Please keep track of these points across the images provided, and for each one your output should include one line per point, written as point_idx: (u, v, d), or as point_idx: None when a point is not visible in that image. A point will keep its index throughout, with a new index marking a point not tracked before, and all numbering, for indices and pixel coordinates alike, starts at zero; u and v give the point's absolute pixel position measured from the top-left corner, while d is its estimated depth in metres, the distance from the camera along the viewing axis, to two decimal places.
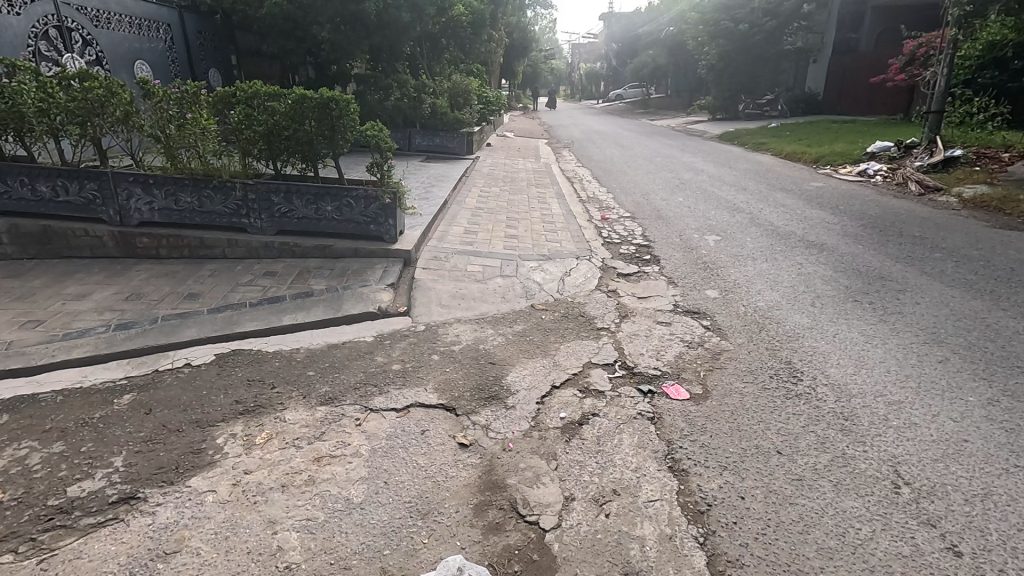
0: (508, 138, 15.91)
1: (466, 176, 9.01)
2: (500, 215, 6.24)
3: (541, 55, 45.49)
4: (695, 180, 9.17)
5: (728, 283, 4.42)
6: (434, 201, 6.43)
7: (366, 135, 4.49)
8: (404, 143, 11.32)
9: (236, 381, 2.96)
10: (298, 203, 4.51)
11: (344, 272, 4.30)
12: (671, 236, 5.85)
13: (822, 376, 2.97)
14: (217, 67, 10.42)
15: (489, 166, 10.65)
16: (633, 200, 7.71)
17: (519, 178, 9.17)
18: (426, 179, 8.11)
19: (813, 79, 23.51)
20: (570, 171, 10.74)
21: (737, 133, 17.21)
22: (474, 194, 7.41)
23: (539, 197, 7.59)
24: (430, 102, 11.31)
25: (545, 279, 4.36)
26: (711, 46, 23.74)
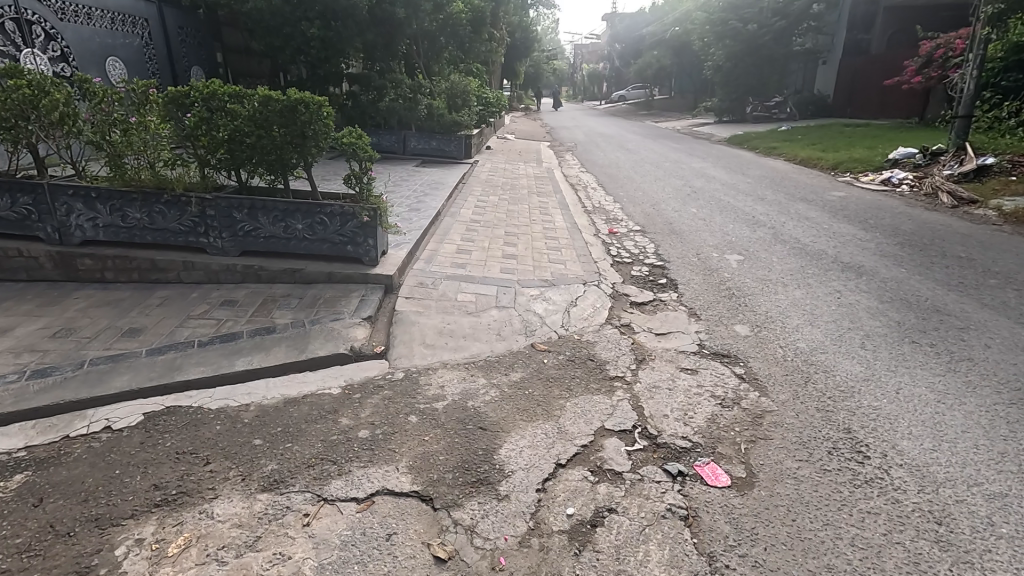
0: (509, 141, 15.30)
1: (463, 183, 8.43)
2: (498, 230, 5.65)
3: (543, 55, 44.92)
4: (709, 189, 8.57)
5: (759, 317, 3.82)
6: (426, 214, 5.84)
7: (342, 143, 3.88)
8: (399, 146, 10.73)
9: (160, 456, 2.36)
10: (263, 221, 3.92)
11: (315, 301, 3.71)
12: (688, 255, 5.25)
13: (895, 453, 2.38)
14: (201, 64, 9.84)
15: (489, 171, 10.06)
16: (643, 211, 7.11)
17: (520, 186, 8.58)
18: (419, 187, 7.53)
19: (822, 80, 22.91)
20: (574, 177, 10.15)
21: (747, 136, 16.60)
22: (471, 204, 6.83)
23: (541, 208, 7.00)
24: (427, 103, 10.72)
25: (548, 311, 3.77)
26: (718, 46, 23.13)
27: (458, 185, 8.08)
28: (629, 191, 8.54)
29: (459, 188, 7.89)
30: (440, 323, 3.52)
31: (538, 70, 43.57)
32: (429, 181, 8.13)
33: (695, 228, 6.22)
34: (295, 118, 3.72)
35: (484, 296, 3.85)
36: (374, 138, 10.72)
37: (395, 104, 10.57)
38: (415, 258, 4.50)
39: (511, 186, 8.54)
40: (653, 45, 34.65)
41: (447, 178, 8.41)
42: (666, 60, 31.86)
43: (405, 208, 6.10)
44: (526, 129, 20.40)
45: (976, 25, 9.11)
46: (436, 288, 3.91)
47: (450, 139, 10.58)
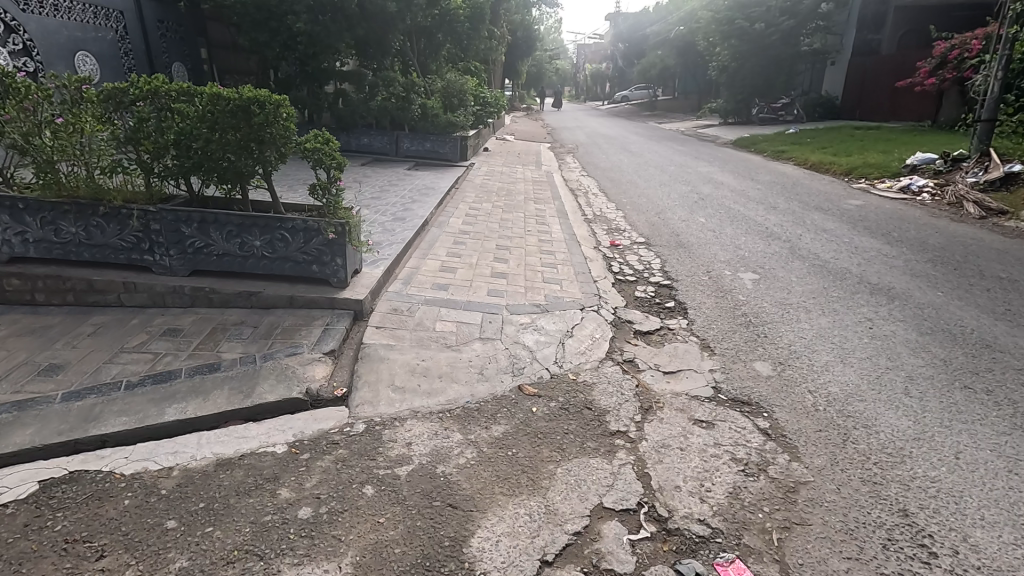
0: (509, 143, 14.82)
1: (456, 188, 7.96)
2: (489, 241, 5.17)
3: (546, 54, 44.48)
4: (717, 196, 8.08)
5: (780, 351, 3.34)
6: (409, 224, 5.35)
7: (305, 149, 3.41)
8: (391, 148, 10.25)
9: (43, 547, 1.88)
10: (216, 236, 3.45)
11: (271, 331, 3.23)
12: (698, 272, 4.77)
13: (968, 550, 1.89)
14: (182, 60, 9.38)
15: (485, 175, 9.58)
16: (648, 221, 6.62)
17: (517, 191, 8.11)
18: (409, 193, 7.05)
19: (830, 82, 22.39)
20: (574, 181, 9.68)
21: (754, 139, 16.10)
22: (463, 213, 6.35)
23: (537, 216, 6.53)
24: (420, 102, 10.24)
25: (539, 342, 3.30)
26: (723, 46, 22.64)
27: (451, 191, 7.61)
28: (633, 198, 8.04)
29: (451, 195, 7.42)
30: (413, 357, 3.04)
31: (540, 69, 43.11)
32: (419, 185, 7.64)
33: (704, 240, 5.74)
34: (248, 121, 3.23)
35: (467, 324, 3.37)
36: (365, 139, 10.25)
37: (387, 103, 10.07)
38: (392, 276, 4.02)
39: (508, 191, 8.07)
40: (658, 45, 34.16)
41: (439, 183, 7.93)
42: (670, 60, 31.38)
43: (388, 217, 5.61)
44: (526, 129, 19.96)
45: (1001, 23, 8.60)
46: (413, 314, 3.43)
47: (444, 141, 10.11)
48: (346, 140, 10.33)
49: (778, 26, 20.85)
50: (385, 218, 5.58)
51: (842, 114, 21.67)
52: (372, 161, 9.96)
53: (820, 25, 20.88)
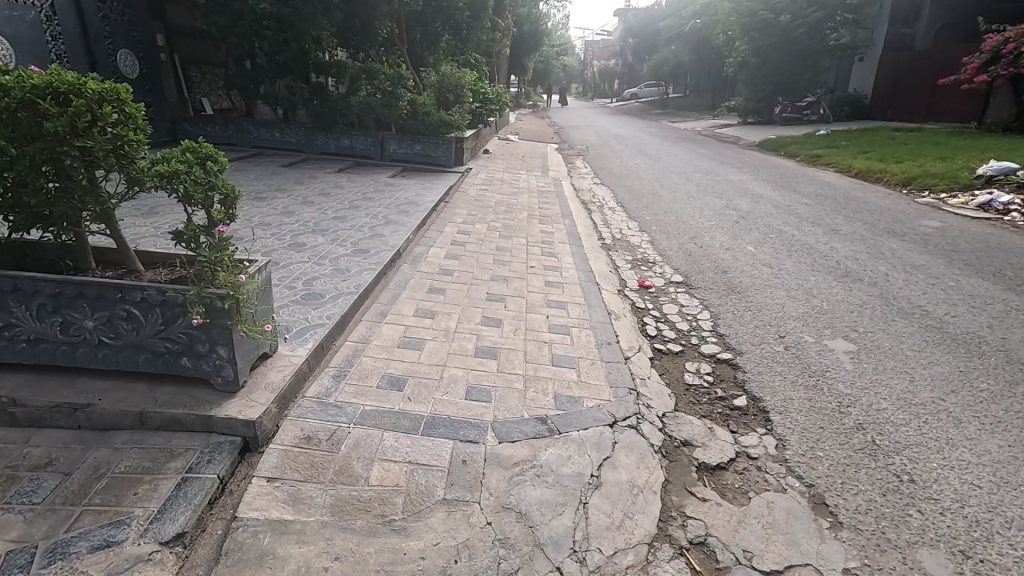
0: (513, 144, 13.49)
1: (447, 201, 6.64)
2: (478, 285, 3.83)
3: (554, 50, 43.09)
4: (761, 213, 6.72)
5: (949, 520, 1.99)
6: (367, 259, 4.01)
7: (163, 174, 2.07)
8: (375, 150, 8.92)
9: None
10: (20, 312, 2.11)
11: (88, 485, 1.88)
12: (767, 338, 3.42)
13: None
14: (130, 47, 8.09)
15: (482, 183, 8.26)
16: (682, 250, 5.27)
17: (519, 205, 6.79)
18: (384, 210, 5.72)
19: (858, 79, 20.92)
20: (587, 191, 8.35)
21: (781, 140, 14.72)
22: (450, 236, 5.02)
23: (544, 241, 5.20)
24: (410, 98, 8.92)
25: (546, 501, 1.95)
26: (743, 40, 21.19)
27: (440, 206, 6.28)
28: (659, 215, 6.70)
29: (439, 210, 6.09)
30: (319, 550, 1.69)
31: (548, 64, 41.76)
32: (401, 198, 6.32)
33: (760, 282, 4.40)
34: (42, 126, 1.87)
35: (425, 464, 2.04)
36: (346, 140, 8.93)
37: (370, 99, 8.73)
38: (325, 361, 2.68)
39: (509, 204, 6.75)
40: (671, 40, 32.72)
41: (426, 195, 6.58)
42: (684, 55, 29.94)
43: (342, 248, 4.27)
44: (532, 128, 18.61)
45: None
46: (335, 444, 2.09)
47: (436, 143, 8.77)
48: (324, 141, 9.00)
49: (804, 18, 19.39)
50: (337, 249, 4.23)
51: (872, 114, 20.19)
52: (352, 166, 8.64)
53: (849, 17, 19.43)
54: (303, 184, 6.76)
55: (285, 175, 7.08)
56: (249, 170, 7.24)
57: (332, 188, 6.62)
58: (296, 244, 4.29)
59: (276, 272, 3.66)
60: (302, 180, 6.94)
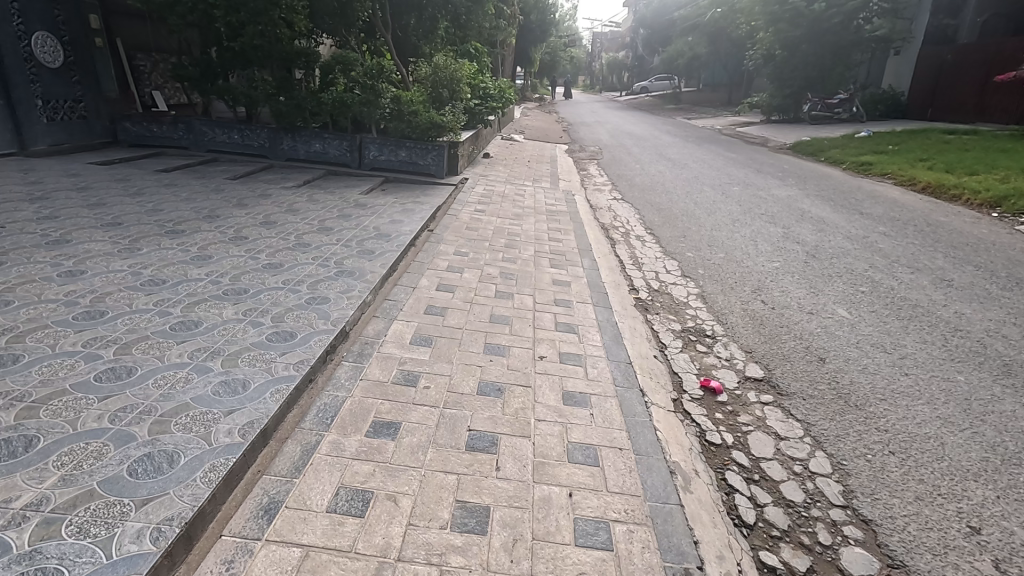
0: (518, 145, 12.03)
1: (432, 229, 5.22)
2: (454, 409, 2.38)
3: (561, 41, 41.32)
4: (834, 248, 5.26)
5: None
6: (281, 360, 2.58)
7: None
8: (352, 157, 7.49)
9: None
10: None
11: None
12: (951, 534, 1.97)
13: None
14: (49, 28, 6.63)
15: (480, 198, 6.84)
16: (747, 315, 3.83)
17: (523, 233, 5.34)
18: (343, 249, 4.29)
19: (894, 75, 19.34)
20: (605, 210, 6.92)
21: (816, 142, 13.22)
22: (424, 296, 3.57)
23: (557, 301, 3.76)
24: (394, 93, 7.47)
25: None
26: (769, 30, 19.52)
27: (420, 238, 4.84)
28: (701, 250, 5.25)
29: (417, 246, 4.65)
30: None
31: (555, 55, 40.18)
32: (369, 228, 4.89)
33: (881, 384, 2.96)
34: None
35: None
36: (317, 144, 7.48)
37: (345, 94, 7.26)
38: None
39: (511, 232, 5.30)
40: (686, 31, 30.99)
41: (404, 221, 5.15)
42: (700, 47, 28.21)
43: (251, 334, 2.80)
44: (538, 125, 17.14)
45: None
46: None
47: (424, 149, 7.36)
48: (290, 144, 7.53)
49: (839, 7, 17.72)
50: (241, 337, 2.77)
51: (908, 113, 18.58)
52: (324, 176, 7.21)
53: (886, 6, 17.78)
54: (251, 204, 5.33)
55: (231, 191, 5.66)
56: (188, 183, 5.82)
57: (286, 210, 5.20)
58: (184, 328, 2.83)
59: (117, 400, 2.21)
60: (252, 198, 5.52)
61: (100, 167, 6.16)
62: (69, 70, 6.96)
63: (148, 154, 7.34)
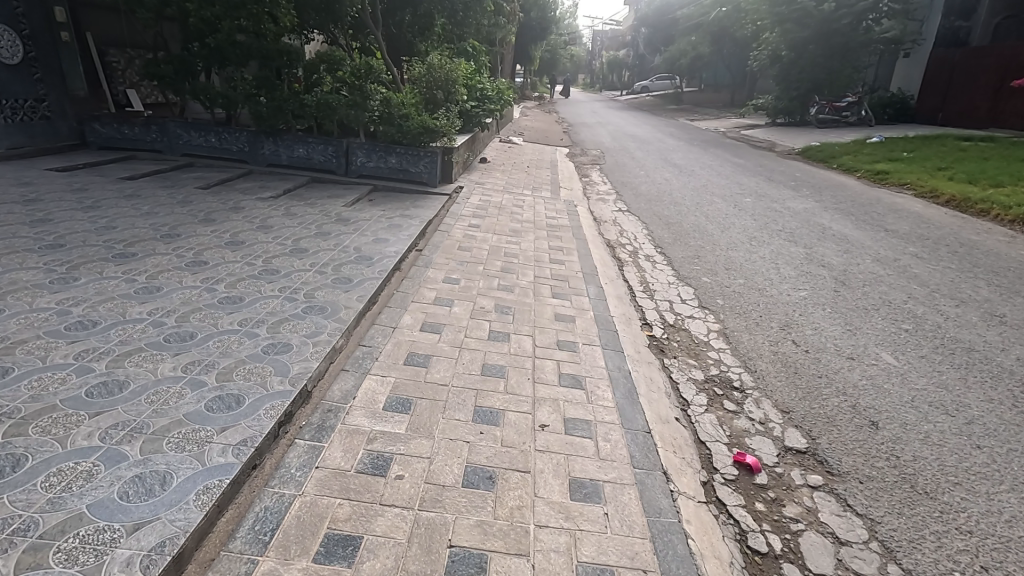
0: (517, 149, 11.53)
1: (420, 248, 4.73)
2: (431, 512, 1.88)
3: (561, 39, 40.72)
4: (864, 273, 4.77)
5: None
6: (217, 441, 2.08)
7: None
8: (339, 164, 6.98)
9: None
10: None
11: None
12: None
13: None
14: (7, 21, 6.13)
15: (475, 208, 6.33)
16: (777, 360, 3.33)
17: (522, 253, 4.84)
18: (317, 277, 3.78)
19: (903, 78, 18.87)
20: (609, 223, 6.44)
21: (827, 148, 12.75)
22: (405, 339, 3.06)
23: (560, 342, 3.26)
24: (384, 95, 6.96)
25: None
26: (775, 30, 19.01)
27: (406, 261, 4.35)
28: (718, 274, 4.77)
29: (402, 270, 4.16)
30: None
31: (555, 53, 39.69)
32: (350, 249, 4.40)
33: (950, 460, 2.46)
34: None
35: None
36: (300, 149, 6.96)
37: (331, 96, 6.75)
38: None
39: (508, 252, 4.81)
40: (688, 30, 30.43)
41: (390, 240, 4.65)
42: (703, 47, 27.68)
43: (188, 402, 2.31)
44: (538, 127, 16.66)
45: None
46: None
47: (415, 156, 6.86)
48: (272, 149, 7.02)
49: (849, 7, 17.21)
50: (173, 408, 2.27)
51: (918, 117, 18.11)
52: (306, 183, 6.70)
53: (896, 7, 17.30)
54: (221, 219, 4.83)
55: (200, 204, 5.15)
56: (154, 194, 5.30)
57: (258, 227, 4.69)
58: (106, 394, 2.34)
59: None
60: (222, 211, 5.01)
61: (59, 175, 5.64)
62: (30, 66, 6.45)
63: (118, 158, 6.81)
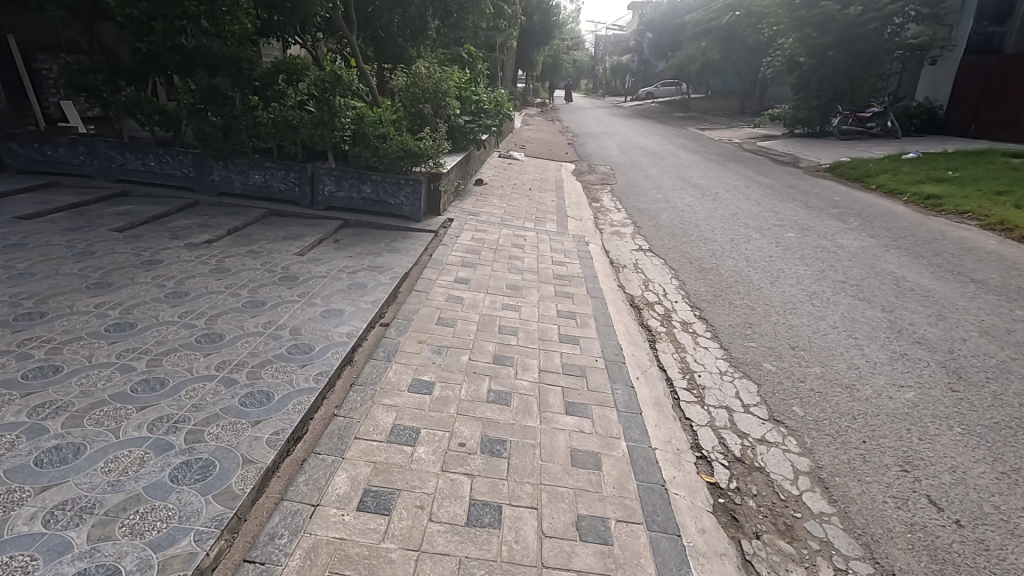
0: (519, 167, 10.37)
1: (386, 323, 3.55)
2: None
3: (564, 43, 39.51)
4: (979, 357, 3.59)
5: None
6: None
7: None
8: (303, 194, 5.82)
9: None
10: None
11: None
12: None
13: None
14: None
15: (465, 250, 5.15)
16: (919, 546, 2.13)
17: (523, 328, 3.66)
18: (219, 391, 2.58)
19: (930, 87, 17.73)
20: (630, 271, 5.25)
21: (860, 165, 11.59)
22: (328, 535, 1.87)
23: (582, 524, 2.06)
24: (356, 110, 5.81)
25: None
26: (793, 36, 17.92)
27: (360, 350, 3.16)
28: (783, 357, 3.57)
29: (353, 367, 2.99)
30: None
31: (558, 59, 38.74)
32: (285, 330, 3.21)
33: None
34: None
35: None
36: (256, 175, 5.79)
37: (291, 112, 5.59)
38: None
39: (504, 327, 3.63)
40: (696, 35, 29.26)
41: (344, 314, 3.48)
42: (713, 53, 26.66)
43: None
44: (542, 138, 15.54)
45: None
46: None
47: (394, 185, 5.72)
48: (222, 175, 5.84)
49: (877, 11, 16.02)
50: None
51: (947, 128, 16.93)
52: (262, 218, 5.54)
53: (925, 11, 16.14)
54: (124, 281, 3.64)
55: (105, 256, 3.96)
56: (49, 241, 4.11)
57: (169, 292, 3.50)
58: None
59: None
60: (129, 266, 3.82)
61: None
62: None
63: (33, 185, 5.61)
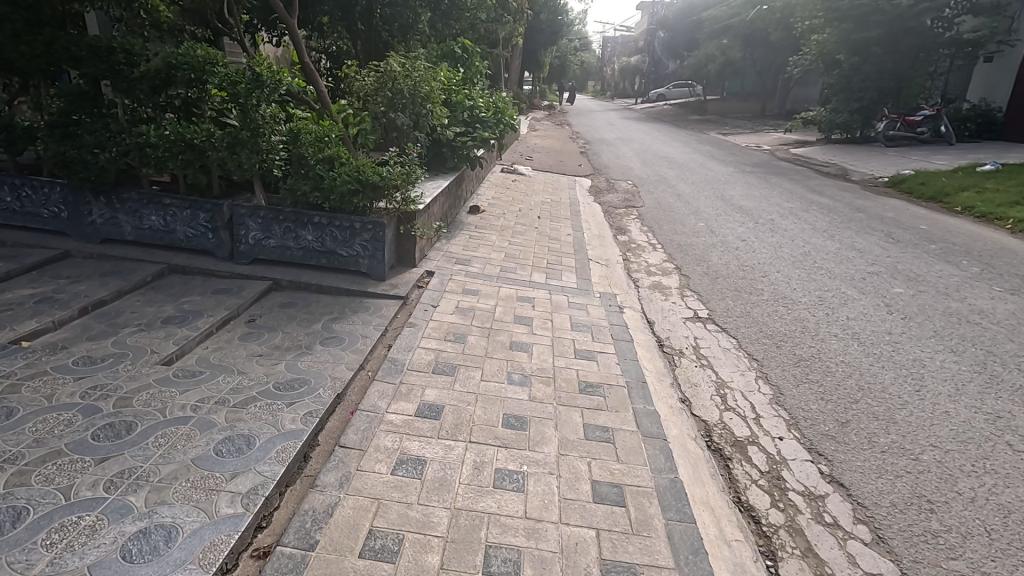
0: (526, 186, 8.63)
1: (269, 548, 1.83)
2: None
3: (571, 42, 37.65)
4: None
5: None
6: None
7: None
8: (219, 242, 4.11)
9: None
10: None
11: None
12: None
13: None
14: None
15: (443, 334, 3.43)
16: None
17: (530, 552, 1.91)
18: None
19: (985, 87, 15.84)
20: (692, 366, 3.50)
21: (930, 179, 9.77)
22: None
23: None
24: (292, 123, 4.07)
25: None
26: (829, 31, 16.10)
27: None
28: None
29: None
30: None
31: (566, 60, 37.13)
32: None
33: None
34: None
35: None
36: (152, 216, 4.09)
37: (193, 126, 3.84)
38: None
39: (494, 552, 1.89)
40: (714, 32, 27.39)
41: (169, 550, 1.71)
42: (733, 51, 24.85)
43: None
44: (551, 147, 13.83)
45: None
46: None
47: (346, 230, 4.01)
48: (105, 215, 4.12)
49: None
50: None
51: (1006, 133, 15.05)
52: (153, 280, 3.83)
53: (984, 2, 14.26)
54: None
55: None
56: None
57: None
58: None
59: None
60: None
61: None
62: None
63: None
